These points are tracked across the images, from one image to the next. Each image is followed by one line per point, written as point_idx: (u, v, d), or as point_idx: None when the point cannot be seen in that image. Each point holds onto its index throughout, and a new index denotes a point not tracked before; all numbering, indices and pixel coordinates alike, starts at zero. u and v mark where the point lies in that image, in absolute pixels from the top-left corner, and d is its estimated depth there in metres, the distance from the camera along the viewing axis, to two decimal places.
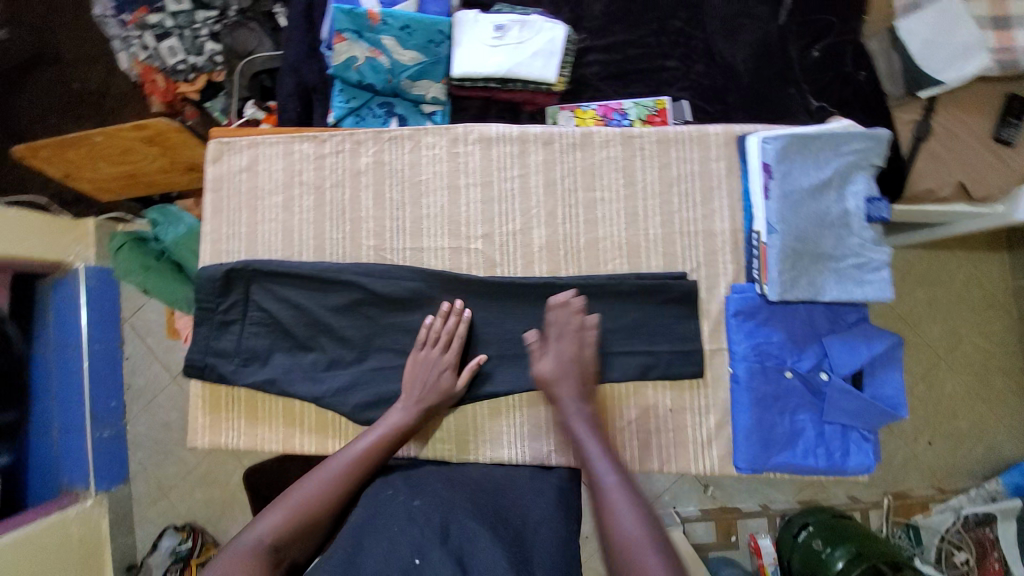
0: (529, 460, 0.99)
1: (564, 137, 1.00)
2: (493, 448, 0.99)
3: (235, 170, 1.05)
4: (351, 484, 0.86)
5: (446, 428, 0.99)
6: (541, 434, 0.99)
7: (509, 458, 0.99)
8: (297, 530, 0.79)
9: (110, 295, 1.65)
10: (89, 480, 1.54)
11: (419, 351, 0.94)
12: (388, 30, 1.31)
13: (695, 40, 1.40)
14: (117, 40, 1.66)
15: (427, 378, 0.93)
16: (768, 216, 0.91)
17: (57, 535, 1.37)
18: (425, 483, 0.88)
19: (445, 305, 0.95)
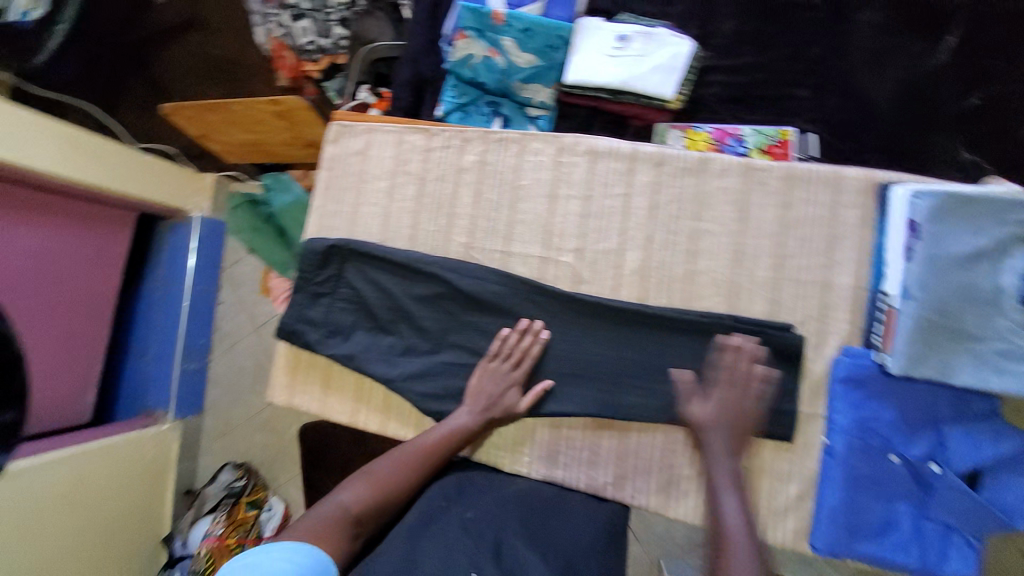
0: (582, 486, 0.93)
1: (677, 160, 0.94)
2: (546, 467, 0.95)
3: (348, 152, 1.10)
4: (421, 475, 0.89)
5: (503, 435, 0.97)
6: (598, 463, 0.92)
7: (562, 479, 0.94)
8: (373, 508, 0.84)
9: (214, 245, 1.82)
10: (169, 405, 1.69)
11: (487, 363, 0.94)
12: (509, 31, 1.32)
13: (834, 70, 1.28)
14: (258, 15, 1.84)
15: (495, 390, 0.93)
16: (905, 279, 0.81)
17: (134, 452, 1.52)
18: (476, 493, 0.88)
19: (524, 322, 0.95)
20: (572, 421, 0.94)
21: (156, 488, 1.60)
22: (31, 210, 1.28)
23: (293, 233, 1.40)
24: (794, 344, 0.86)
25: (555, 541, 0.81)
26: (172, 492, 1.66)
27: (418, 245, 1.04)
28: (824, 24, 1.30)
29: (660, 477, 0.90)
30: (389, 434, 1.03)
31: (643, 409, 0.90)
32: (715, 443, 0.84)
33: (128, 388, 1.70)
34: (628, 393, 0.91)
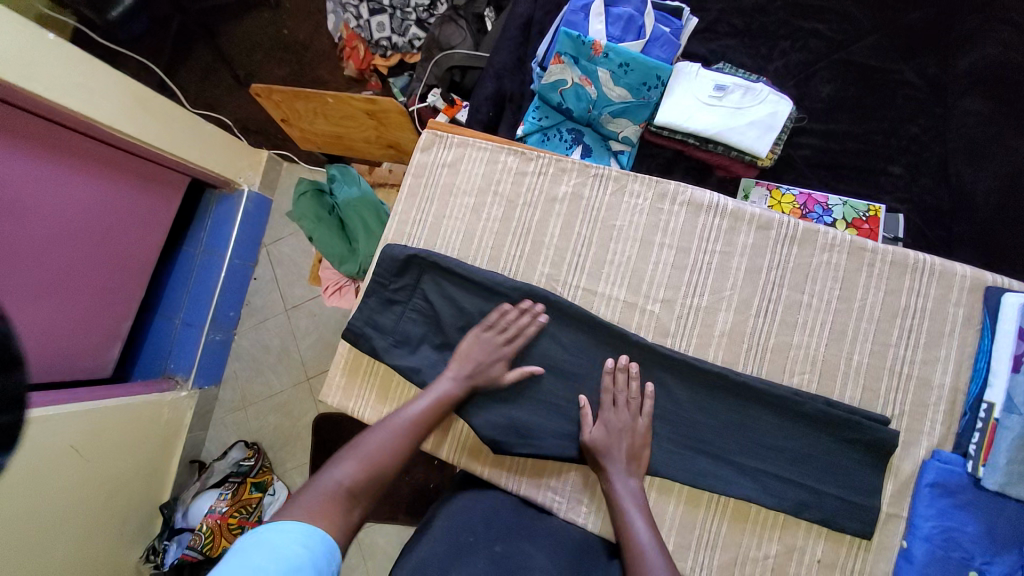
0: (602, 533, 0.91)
1: (783, 226, 0.92)
2: (572, 510, 0.92)
3: (439, 163, 1.08)
4: (416, 441, 0.82)
5: (525, 464, 0.95)
6: None
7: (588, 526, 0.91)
8: (373, 481, 0.75)
9: (259, 219, 1.76)
10: (190, 371, 1.61)
11: (481, 333, 0.92)
12: (606, 64, 1.26)
13: (930, 153, 1.24)
14: (333, 3, 1.79)
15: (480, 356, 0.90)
16: (1010, 390, 0.78)
17: (150, 414, 1.44)
18: (503, 524, 0.84)
19: (525, 303, 0.94)
20: None
21: (162, 456, 1.52)
22: (84, 153, 1.22)
23: (359, 230, 1.36)
24: (887, 436, 0.82)
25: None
26: (178, 458, 1.58)
27: (499, 267, 1.01)
28: (924, 104, 1.26)
29: (726, 555, 0.85)
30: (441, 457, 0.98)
31: (716, 480, 0.85)
32: (614, 468, 0.84)
33: (150, 348, 1.63)
34: (700, 459, 0.87)
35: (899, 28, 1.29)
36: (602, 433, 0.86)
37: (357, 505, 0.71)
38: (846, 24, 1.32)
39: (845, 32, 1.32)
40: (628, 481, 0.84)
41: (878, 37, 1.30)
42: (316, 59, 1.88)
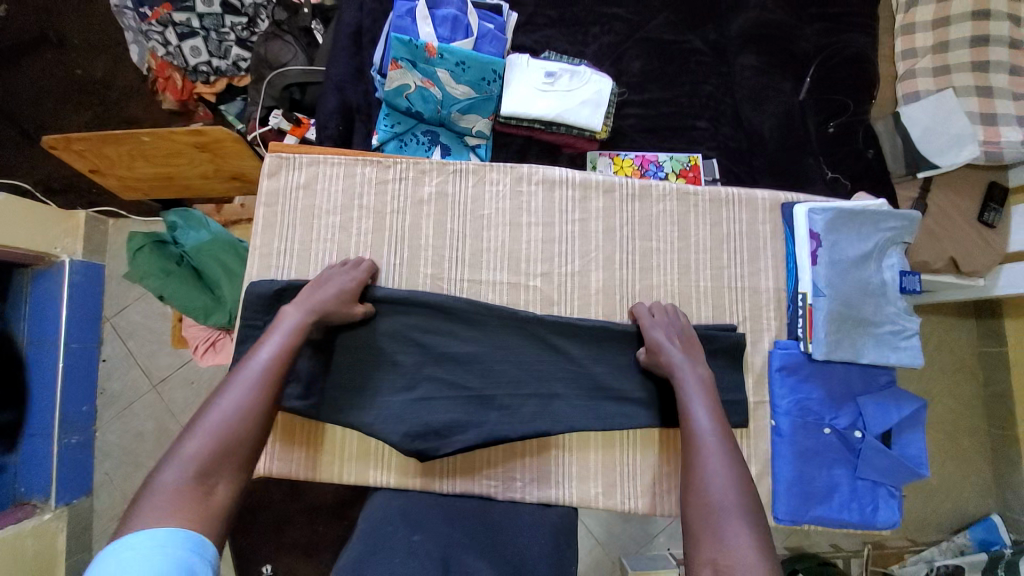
0: (537, 498, 0.96)
1: (624, 187, 1.06)
2: (505, 487, 0.96)
3: (292, 186, 1.04)
4: (275, 389, 0.76)
5: (452, 461, 0.97)
6: (555, 480, 0.97)
7: (522, 496, 0.96)
8: (228, 452, 0.69)
9: (92, 292, 1.50)
10: (50, 490, 1.34)
11: (330, 267, 0.95)
12: (443, 64, 1.30)
13: (724, 105, 1.50)
14: (130, 32, 1.58)
15: (320, 295, 0.88)
16: (814, 279, 0.98)
17: (7, 553, 1.20)
18: (427, 517, 0.87)
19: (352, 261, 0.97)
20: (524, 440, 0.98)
21: None
22: None
23: (218, 275, 1.24)
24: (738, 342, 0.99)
25: (504, 552, 0.82)
26: None
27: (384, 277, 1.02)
28: (711, 66, 1.52)
29: (645, 480, 0.98)
30: (369, 483, 0.97)
31: (625, 419, 0.96)
32: (678, 357, 0.89)
33: None
34: (605, 403, 0.96)
35: (681, 5, 1.53)
36: (664, 333, 0.92)
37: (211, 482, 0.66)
38: (639, 7, 1.52)
39: (639, 14, 1.52)
40: (695, 369, 0.88)
41: (666, 15, 1.52)
42: (123, 97, 1.64)
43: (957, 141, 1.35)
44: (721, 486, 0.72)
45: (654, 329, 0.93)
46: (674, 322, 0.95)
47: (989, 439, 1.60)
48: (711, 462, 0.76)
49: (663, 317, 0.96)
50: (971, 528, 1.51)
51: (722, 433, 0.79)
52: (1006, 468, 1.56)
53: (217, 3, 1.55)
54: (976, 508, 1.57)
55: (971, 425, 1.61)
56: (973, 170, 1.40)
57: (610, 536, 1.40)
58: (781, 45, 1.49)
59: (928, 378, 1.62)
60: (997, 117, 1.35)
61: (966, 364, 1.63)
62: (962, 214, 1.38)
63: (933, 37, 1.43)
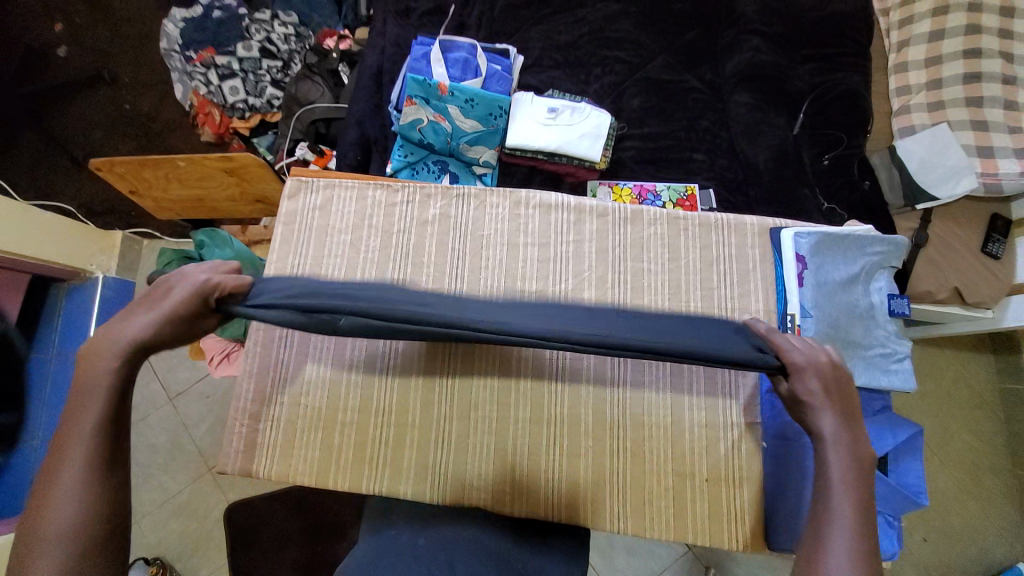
0: (526, 513, 0.98)
1: (617, 211, 1.12)
2: (496, 498, 0.99)
3: (308, 207, 1.13)
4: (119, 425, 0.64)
5: (443, 471, 0.99)
6: (541, 492, 0.98)
7: (510, 509, 0.98)
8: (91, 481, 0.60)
9: (121, 307, 1.60)
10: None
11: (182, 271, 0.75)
12: (454, 100, 1.41)
13: (721, 139, 1.57)
14: (178, 73, 1.77)
15: (176, 292, 0.71)
16: (802, 301, 1.01)
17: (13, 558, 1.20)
18: (425, 544, 0.89)
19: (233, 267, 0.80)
20: (514, 450, 1.00)
21: None
22: None
23: None
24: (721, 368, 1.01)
25: (509, 560, 0.88)
26: None
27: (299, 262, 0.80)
28: (708, 103, 1.60)
29: (634, 499, 0.98)
30: (362, 491, 1.00)
31: None
32: (826, 419, 0.71)
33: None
34: None
35: (678, 48, 1.63)
36: (819, 386, 0.73)
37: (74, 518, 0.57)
38: (640, 50, 1.63)
39: (640, 56, 1.63)
40: (849, 444, 0.69)
41: (665, 57, 1.63)
42: (166, 130, 1.81)
43: (954, 173, 1.38)
44: None
45: (807, 376, 0.74)
46: (830, 371, 0.74)
47: (1011, 481, 1.53)
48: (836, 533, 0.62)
49: (822, 361, 0.75)
50: None
51: (868, 535, 0.62)
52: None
53: (256, 49, 1.73)
54: (1005, 556, 1.48)
55: (994, 464, 1.54)
56: (974, 201, 1.42)
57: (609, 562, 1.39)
58: (776, 83, 1.55)
59: (944, 414, 1.57)
60: (993, 150, 1.39)
61: (985, 399, 1.58)
62: (965, 244, 1.38)
63: (925, 74, 1.49)
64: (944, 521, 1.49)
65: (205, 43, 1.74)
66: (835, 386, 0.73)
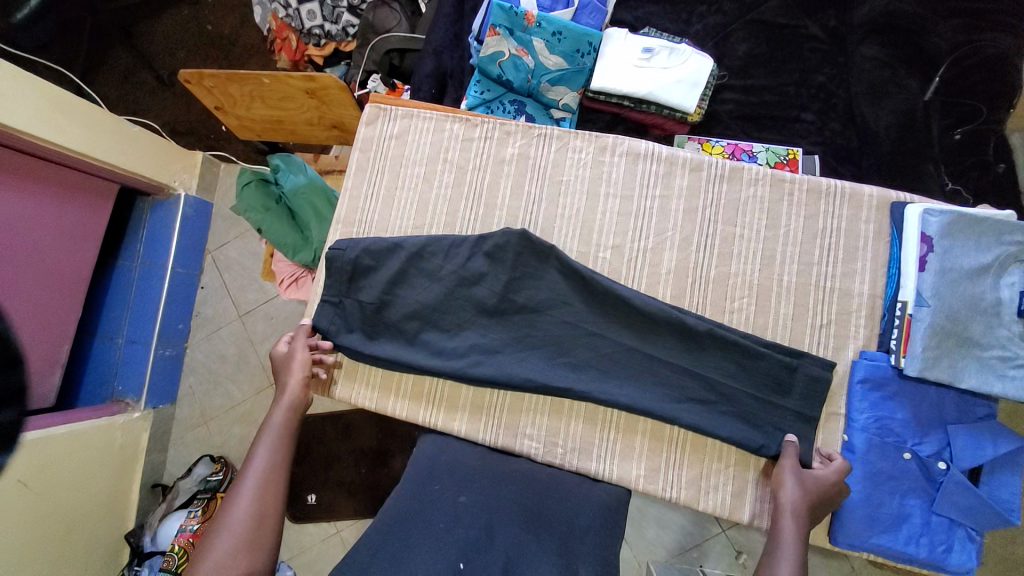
0: (575, 467, 0.96)
1: (712, 167, 1.01)
2: (546, 448, 0.97)
3: (385, 135, 1.10)
4: (282, 476, 0.80)
5: (497, 415, 0.99)
6: (591, 452, 0.96)
7: (557, 462, 0.97)
8: (274, 496, 0.77)
9: (199, 226, 1.67)
10: (141, 393, 1.51)
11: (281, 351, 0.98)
12: (540, 33, 1.30)
13: (837, 99, 1.35)
14: None
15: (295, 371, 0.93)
16: (919, 287, 0.89)
17: (100, 439, 1.36)
18: (469, 475, 0.85)
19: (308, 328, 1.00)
20: (573, 404, 0.98)
21: (121, 484, 1.43)
22: (21, 173, 1.18)
23: (310, 218, 1.34)
24: (802, 361, 0.92)
25: (551, 519, 0.77)
26: (138, 485, 1.49)
27: (381, 301, 1.00)
28: (828, 55, 1.38)
29: (691, 472, 0.94)
30: (418, 422, 1.02)
31: (682, 416, 0.92)
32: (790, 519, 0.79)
33: (93, 374, 1.51)
34: (657, 388, 0.94)
35: None
36: (797, 492, 0.82)
37: (269, 525, 0.74)
38: None
39: None
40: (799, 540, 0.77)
41: None
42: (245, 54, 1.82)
43: None
44: None
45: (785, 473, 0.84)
46: (818, 487, 0.83)
47: None
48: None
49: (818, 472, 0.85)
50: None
51: None
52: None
53: None
54: None
55: None
56: None
57: (644, 532, 1.38)
58: (912, 40, 1.33)
59: None
60: None
61: None
62: None
63: None
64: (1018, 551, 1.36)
65: None
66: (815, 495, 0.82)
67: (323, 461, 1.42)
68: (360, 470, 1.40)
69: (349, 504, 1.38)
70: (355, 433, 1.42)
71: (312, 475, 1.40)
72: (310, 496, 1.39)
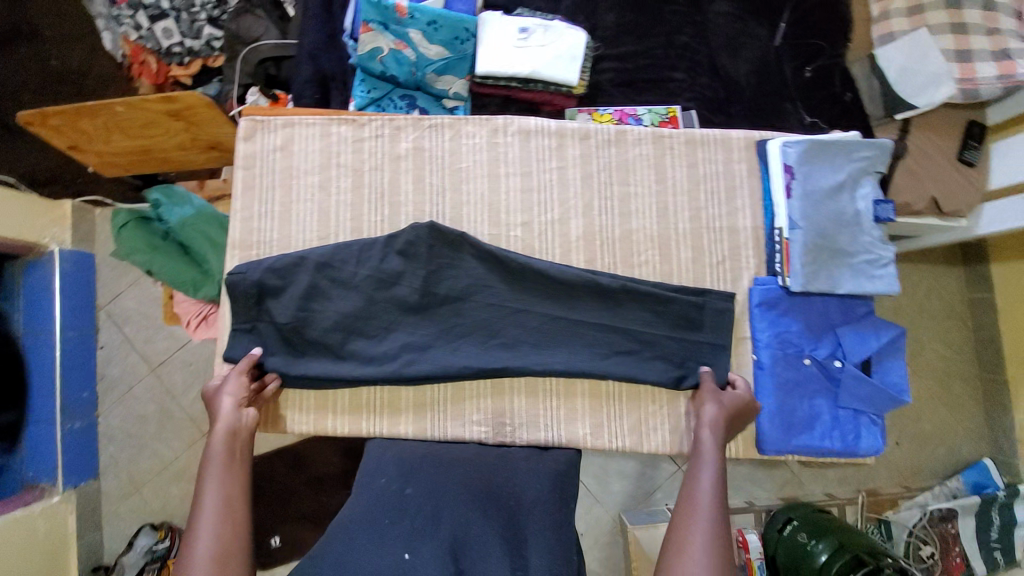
0: (527, 439, 0.99)
1: (600, 133, 1.07)
2: (495, 428, 0.99)
3: (268, 149, 1.04)
4: (240, 511, 0.80)
5: (442, 408, 0.99)
6: (538, 424, 0.99)
7: (508, 440, 0.99)
8: (234, 534, 0.77)
9: (84, 280, 1.48)
10: (56, 475, 1.34)
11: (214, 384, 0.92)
12: (415, 24, 1.29)
13: (701, 55, 1.46)
14: (101, 18, 1.53)
15: (226, 404, 0.89)
16: (790, 213, 1.00)
17: (19, 533, 1.21)
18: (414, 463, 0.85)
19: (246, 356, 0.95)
20: (512, 382, 1.00)
21: None
22: None
23: (204, 248, 1.24)
24: (707, 299, 1.00)
25: (499, 494, 0.79)
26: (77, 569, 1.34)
27: (296, 321, 0.96)
28: (686, 16, 1.48)
29: (631, 420, 1.00)
30: (363, 434, 0.99)
31: (613, 370, 0.97)
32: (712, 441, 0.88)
33: None
34: (586, 349, 0.99)
35: None
36: (717, 412, 0.92)
37: (234, 564, 0.74)
38: None
39: None
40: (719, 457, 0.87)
41: None
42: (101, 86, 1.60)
43: (933, 80, 1.26)
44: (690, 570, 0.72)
45: (708, 400, 0.94)
46: (733, 405, 0.94)
47: (977, 389, 1.61)
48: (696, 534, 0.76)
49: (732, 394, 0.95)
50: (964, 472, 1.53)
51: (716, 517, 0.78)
52: (997, 411, 1.57)
53: None
54: (971, 452, 1.59)
55: (964, 371, 1.62)
56: (952, 108, 1.33)
57: (611, 486, 1.45)
58: None
59: (916, 326, 1.63)
60: (971, 53, 1.26)
61: (957, 309, 1.64)
62: (943, 154, 1.31)
63: None
64: (915, 421, 1.59)
65: None
66: (731, 414, 0.93)
67: (278, 497, 1.34)
68: (320, 497, 1.34)
69: (316, 534, 1.33)
70: (307, 462, 1.35)
71: (270, 515, 1.32)
72: (273, 537, 1.31)
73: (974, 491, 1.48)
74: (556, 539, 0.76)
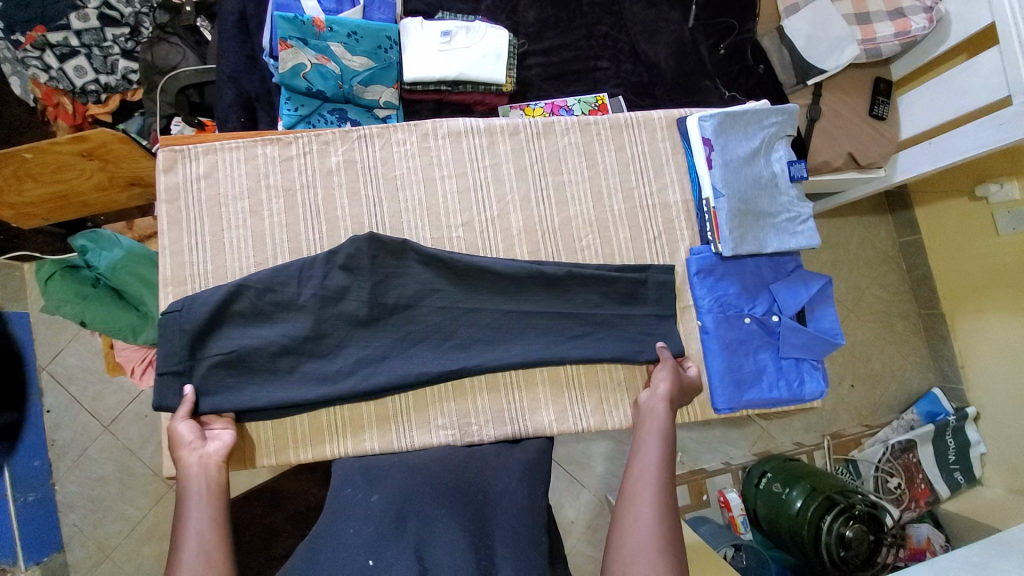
0: (496, 435, 1.00)
1: (528, 126, 1.09)
2: (462, 429, 1.00)
3: (192, 178, 1.02)
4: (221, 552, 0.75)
5: (408, 413, 1.00)
6: (504, 418, 1.01)
7: (477, 437, 1.00)
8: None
9: (20, 343, 1.38)
10: (16, 552, 1.25)
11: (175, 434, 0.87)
12: (335, 37, 1.28)
13: (621, 43, 1.52)
14: None
15: (189, 456, 0.84)
16: (713, 182, 1.05)
17: None
18: (384, 474, 0.85)
19: (189, 395, 0.90)
20: (473, 381, 1.01)
21: None
22: None
23: (138, 290, 1.19)
24: (649, 275, 1.04)
25: (467, 488, 0.81)
26: None
27: (244, 351, 0.93)
28: (603, 7, 1.53)
29: (593, 401, 1.03)
30: (328, 456, 0.98)
31: (570, 356, 1.00)
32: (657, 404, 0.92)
33: None
34: (541, 339, 1.01)
35: None
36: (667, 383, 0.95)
37: None
38: None
39: None
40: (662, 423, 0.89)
41: None
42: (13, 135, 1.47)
43: (838, 43, 1.34)
44: (645, 529, 0.74)
45: (661, 371, 0.98)
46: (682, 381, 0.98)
47: (915, 324, 1.74)
48: (641, 507, 0.77)
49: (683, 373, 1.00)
50: (918, 404, 1.67)
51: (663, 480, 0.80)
52: (935, 341, 1.69)
53: (93, 16, 1.40)
54: (918, 383, 1.71)
55: (902, 309, 1.74)
56: (859, 68, 1.42)
57: (593, 471, 1.49)
58: None
59: (854, 275, 1.74)
60: (868, 15, 1.35)
61: (888, 254, 1.76)
62: (855, 111, 1.40)
63: None
64: (864, 362, 1.70)
65: (29, 19, 1.36)
66: (682, 390, 0.97)
67: None
68: None
69: None
70: None
71: None
72: None
73: (927, 420, 1.62)
74: (523, 525, 0.78)
